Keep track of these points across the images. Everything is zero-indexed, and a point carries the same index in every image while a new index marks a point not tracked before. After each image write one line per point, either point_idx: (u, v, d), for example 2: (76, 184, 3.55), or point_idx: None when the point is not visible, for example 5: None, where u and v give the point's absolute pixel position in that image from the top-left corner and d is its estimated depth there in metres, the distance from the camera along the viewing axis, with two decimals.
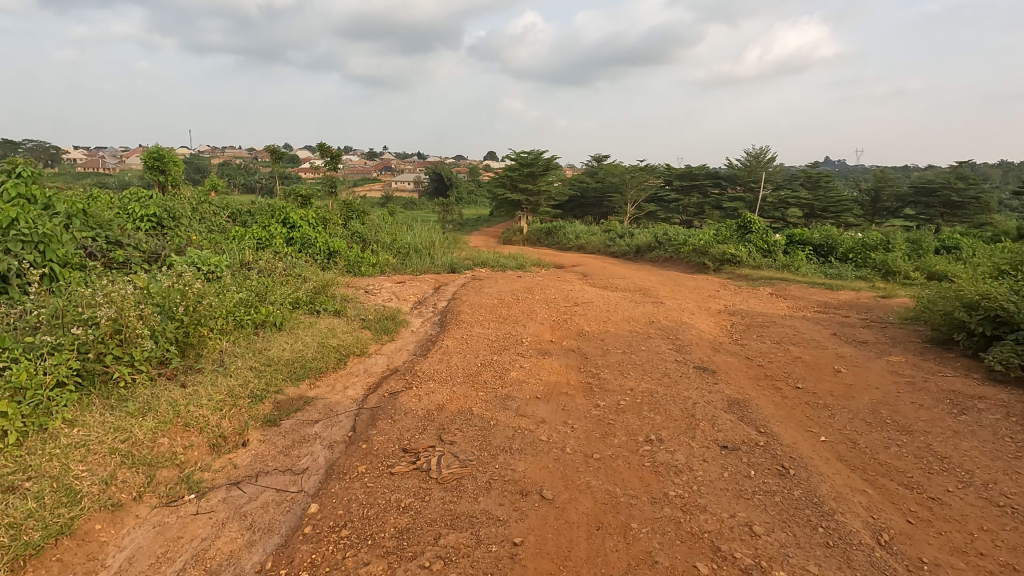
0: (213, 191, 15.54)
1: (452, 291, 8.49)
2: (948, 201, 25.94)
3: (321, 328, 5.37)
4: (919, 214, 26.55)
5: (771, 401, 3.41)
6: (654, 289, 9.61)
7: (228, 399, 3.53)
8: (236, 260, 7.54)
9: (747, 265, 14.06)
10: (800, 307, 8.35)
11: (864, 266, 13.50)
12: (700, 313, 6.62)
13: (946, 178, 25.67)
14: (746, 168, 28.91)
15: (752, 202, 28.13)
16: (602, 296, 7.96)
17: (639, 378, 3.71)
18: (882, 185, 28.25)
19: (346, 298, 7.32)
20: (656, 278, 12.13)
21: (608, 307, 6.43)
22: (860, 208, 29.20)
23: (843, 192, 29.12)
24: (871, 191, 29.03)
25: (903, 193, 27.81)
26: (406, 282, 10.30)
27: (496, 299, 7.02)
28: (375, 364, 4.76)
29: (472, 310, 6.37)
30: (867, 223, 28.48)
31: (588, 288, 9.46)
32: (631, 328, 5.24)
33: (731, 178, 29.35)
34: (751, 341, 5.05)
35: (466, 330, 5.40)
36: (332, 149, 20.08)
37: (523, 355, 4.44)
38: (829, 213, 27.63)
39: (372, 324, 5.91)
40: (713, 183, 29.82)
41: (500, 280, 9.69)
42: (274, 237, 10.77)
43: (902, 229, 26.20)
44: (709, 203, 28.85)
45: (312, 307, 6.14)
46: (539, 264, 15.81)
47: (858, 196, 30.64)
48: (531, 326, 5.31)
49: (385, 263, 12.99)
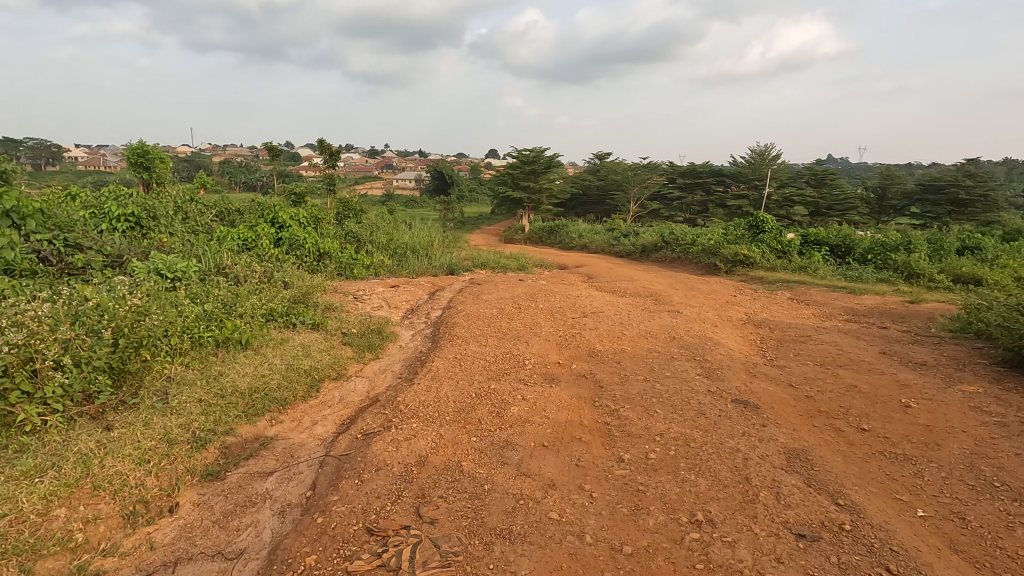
0: (202, 188, 14.87)
1: (448, 297, 7.80)
2: (955, 200, 25.25)
3: (295, 346, 4.68)
4: (927, 212, 25.88)
5: (837, 452, 2.72)
6: (666, 295, 8.91)
7: (161, 445, 2.85)
8: (211, 264, 6.85)
9: (759, 267, 13.38)
10: (828, 315, 7.64)
11: (884, 268, 12.80)
12: (723, 325, 5.93)
13: (955, 175, 24.97)
14: (752, 165, 28.20)
15: (757, 200, 27.43)
16: (613, 303, 7.26)
17: (668, 417, 3.02)
18: (890, 183, 27.56)
19: (330, 307, 6.63)
20: (666, 281, 11.43)
21: (622, 319, 5.74)
22: (867, 206, 28.51)
23: (850, 189, 28.40)
24: (877, 189, 28.37)
25: (911, 191, 27.12)
26: (399, 286, 9.63)
27: (496, 309, 6.33)
28: (353, 392, 4.08)
29: (468, 322, 5.68)
30: (875, 222, 27.79)
31: (596, 293, 8.77)
32: (649, 346, 4.55)
33: (736, 175, 28.68)
34: (790, 362, 4.35)
35: (460, 348, 4.72)
36: (329, 146, 19.42)
37: (525, 382, 3.76)
38: (834, 211, 27.00)
39: (354, 339, 5.22)
40: (718, 181, 29.15)
41: (501, 285, 9.00)
42: (260, 237, 10.08)
43: (911, 228, 25.51)
44: (715, 201, 28.13)
45: (288, 319, 5.45)
46: (542, 265, 15.11)
47: (865, 193, 29.94)
48: (535, 343, 4.62)
49: (380, 265, 12.31)
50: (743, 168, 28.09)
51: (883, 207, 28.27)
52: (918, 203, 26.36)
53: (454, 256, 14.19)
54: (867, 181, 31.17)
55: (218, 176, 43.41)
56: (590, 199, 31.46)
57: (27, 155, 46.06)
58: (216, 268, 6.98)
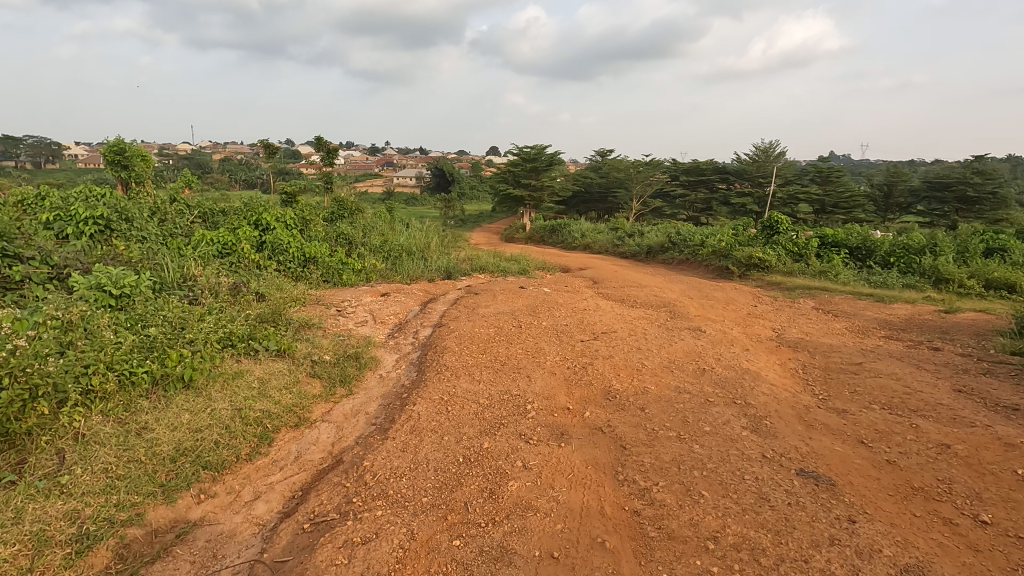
0: (186, 188, 14.05)
1: (441, 311, 7.00)
2: (963, 197, 24.28)
3: (250, 382, 3.90)
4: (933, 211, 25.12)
5: (965, 568, 1.94)
6: (681, 306, 8.10)
7: (23, 553, 2.08)
8: (173, 275, 6.05)
9: (775, 271, 12.60)
10: (864, 331, 6.84)
11: (908, 272, 12.02)
12: (755, 348, 5.13)
13: (964, 172, 24.20)
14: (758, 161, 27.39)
15: (762, 200, 26.53)
16: (625, 319, 6.46)
17: (719, 506, 2.25)
18: (897, 180, 26.70)
19: (307, 327, 5.84)
20: (679, 287, 10.66)
21: (640, 341, 4.96)
22: (873, 205, 27.72)
23: (858, 187, 27.59)
24: (885, 186, 27.56)
25: (917, 188, 26.24)
26: (390, 295, 8.85)
27: (493, 329, 5.53)
28: (313, 446, 3.30)
29: (460, 345, 4.89)
30: (881, 220, 27.01)
31: (603, 304, 8.01)
32: (677, 384, 3.77)
33: (738, 173, 27.80)
34: (850, 406, 3.56)
35: (450, 382, 3.94)
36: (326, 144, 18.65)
37: (527, 439, 2.99)
38: (841, 209, 26.22)
39: (325, 369, 4.43)
40: (722, 179, 28.38)
41: (499, 294, 8.21)
42: (241, 241, 9.31)
43: (919, 227, 24.72)
44: (719, 198, 27.45)
45: (251, 342, 4.66)
46: (545, 267, 14.33)
47: (871, 190, 29.09)
48: (538, 380, 3.84)
49: (372, 270, 11.53)
50: (748, 166, 27.31)
51: (889, 205, 27.46)
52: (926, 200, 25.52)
53: (452, 259, 13.41)
54: (873, 178, 30.34)
55: (216, 173, 42.68)
56: (592, 197, 30.66)
57: (25, 153, 45.53)
58: (180, 280, 6.18)
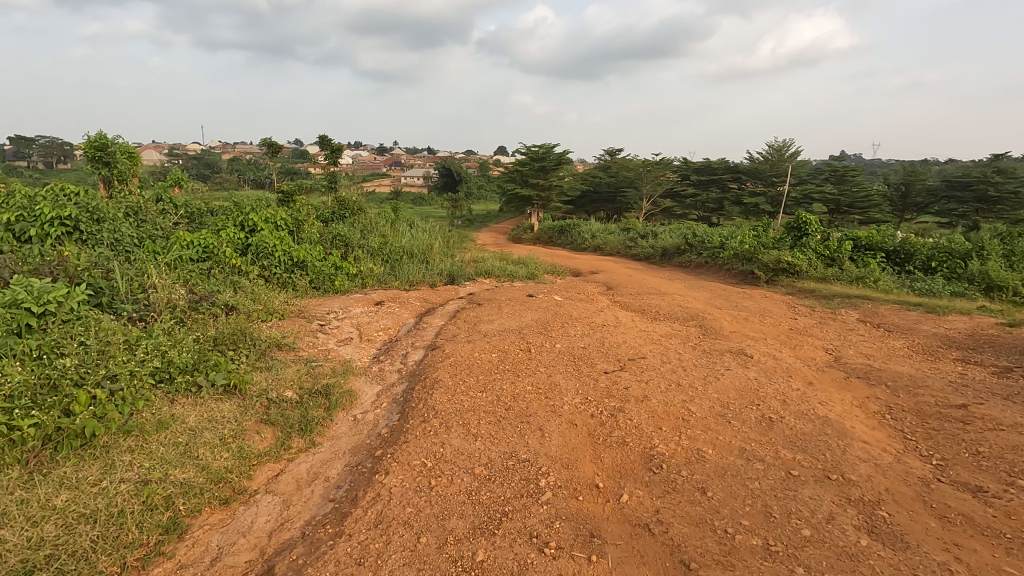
0: (176, 186, 13.21)
1: (437, 326, 6.05)
2: (983, 196, 23.09)
3: (175, 436, 2.96)
4: (951, 211, 23.95)
5: None
6: (712, 320, 7.11)
7: None
8: (122, 286, 5.13)
9: (807, 277, 11.56)
10: (930, 353, 5.82)
11: (954, 278, 10.93)
12: (820, 381, 4.14)
13: (985, 171, 23.00)
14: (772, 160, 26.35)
15: (776, 199, 25.52)
16: (652, 338, 5.51)
17: None
18: (914, 180, 25.58)
19: (275, 351, 4.91)
20: (702, 296, 9.70)
21: (680, 374, 3.98)
22: (889, 205, 26.53)
23: (876, 186, 26.43)
24: (901, 186, 26.40)
25: (935, 188, 25.07)
26: (383, 306, 7.94)
27: (496, 354, 4.58)
28: (241, 539, 2.37)
29: (455, 378, 3.94)
30: (897, 222, 25.87)
31: (624, 317, 7.08)
32: (741, 444, 2.79)
33: (751, 172, 26.79)
34: (984, 482, 2.59)
35: (439, 437, 2.98)
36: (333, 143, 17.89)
37: (539, 547, 2.04)
38: (857, 209, 25.12)
39: (282, 411, 3.50)
40: (733, 178, 27.38)
41: (505, 305, 7.25)
42: (223, 245, 8.45)
43: (938, 228, 23.56)
44: (732, 198, 26.41)
45: (194, 375, 3.73)
46: (555, 271, 13.38)
47: (887, 189, 27.92)
48: (554, 438, 2.89)
49: (369, 274, 10.62)
50: (763, 165, 26.28)
51: (907, 205, 26.31)
52: (946, 200, 24.37)
53: (455, 262, 12.49)
54: (891, 177, 29.15)
55: (223, 172, 42.21)
56: (602, 197, 29.65)
57: (36, 152, 45.60)
58: (135, 291, 5.28)
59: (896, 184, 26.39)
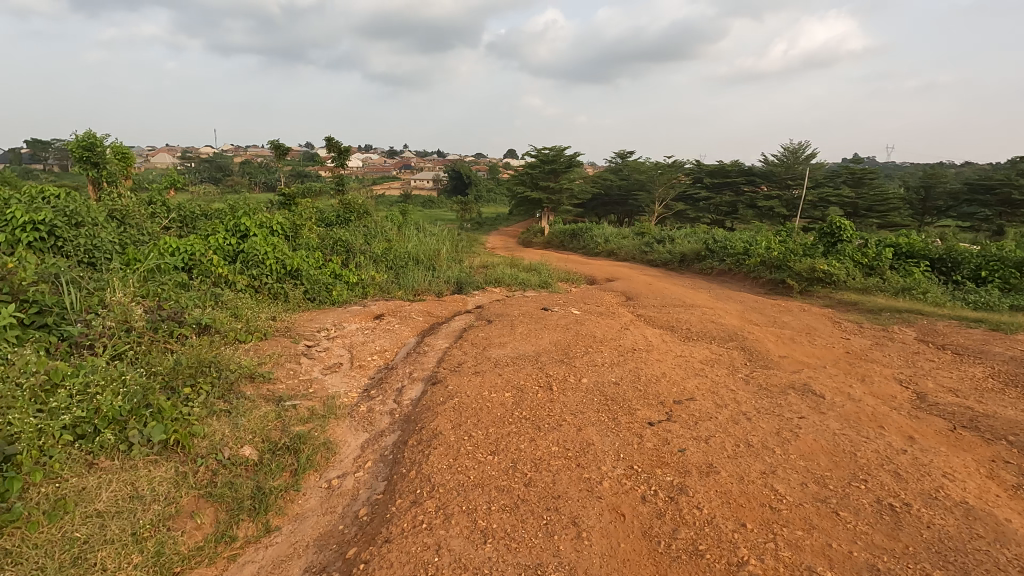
0: (171, 188, 12.51)
1: (440, 349, 5.23)
2: (1007, 200, 21.84)
3: (73, 529, 2.17)
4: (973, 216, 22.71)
5: None
6: (755, 341, 6.21)
7: None
8: (73, 302, 4.35)
9: (845, 287, 10.61)
10: (1021, 386, 4.89)
11: (1009, 290, 9.91)
12: (923, 436, 3.25)
13: (1009, 174, 21.77)
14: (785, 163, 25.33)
15: (792, 202, 24.44)
16: (694, 369, 4.64)
17: None
18: (934, 183, 24.42)
19: (245, 385, 4.11)
20: (733, 310, 8.81)
21: (745, 427, 3.12)
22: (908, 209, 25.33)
23: (896, 190, 25.30)
24: (921, 189, 25.21)
25: (957, 191, 23.86)
26: (381, 321, 7.13)
27: (511, 392, 3.74)
28: None
29: (460, 431, 3.10)
30: (917, 226, 24.70)
31: (655, 337, 6.21)
32: (866, 558, 1.94)
33: (766, 174, 25.70)
34: None
35: (436, 533, 2.16)
36: (341, 145, 17.16)
37: None
38: (876, 212, 24.10)
39: (232, 478, 2.71)
40: (747, 181, 26.34)
41: (518, 322, 6.40)
42: (209, 253, 7.70)
43: (962, 233, 22.35)
44: (745, 201, 25.31)
45: (129, 425, 2.93)
46: (568, 278, 12.51)
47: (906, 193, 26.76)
48: (596, 543, 2.05)
49: (370, 282, 9.84)
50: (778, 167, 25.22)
51: (927, 208, 25.21)
52: (968, 203, 23.25)
53: (464, 268, 11.67)
54: (910, 180, 28.00)
55: (234, 176, 41.85)
56: (614, 200, 28.74)
57: (53, 156, 45.86)
58: (91, 308, 4.52)
59: (917, 186, 25.30)
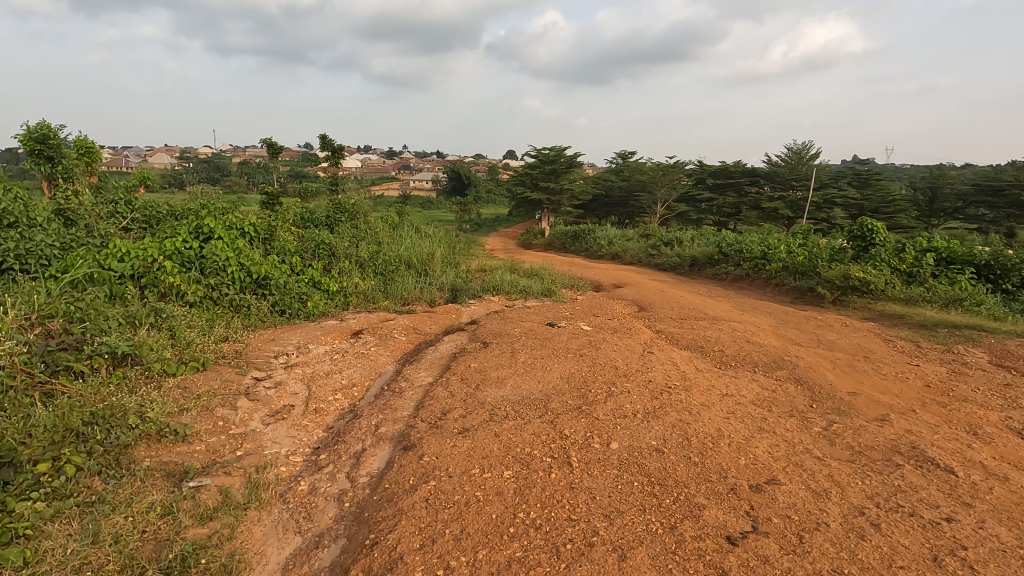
0: (143, 186, 11.40)
1: (422, 387, 4.06)
2: (1017, 202, 20.74)
3: None
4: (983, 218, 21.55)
5: None
6: (810, 370, 5.05)
7: None
8: None
9: (884, 297, 9.47)
10: None
11: None
12: None
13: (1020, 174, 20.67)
14: (788, 164, 24.32)
15: (795, 203, 23.16)
16: (756, 420, 3.47)
17: None
18: (940, 184, 23.34)
19: (142, 451, 2.95)
20: (766, 324, 7.66)
21: (881, 549, 1.98)
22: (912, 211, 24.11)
23: (904, 191, 24.19)
24: (927, 190, 24.08)
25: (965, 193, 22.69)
26: (357, 341, 5.97)
27: (512, 470, 2.58)
28: None
29: (432, 557, 1.95)
30: (923, 229, 23.58)
31: (687, 365, 5.03)
32: None
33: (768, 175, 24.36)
34: None
35: None
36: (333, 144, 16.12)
37: None
38: (884, 214, 23.00)
39: None
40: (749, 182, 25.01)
41: (520, 345, 5.23)
42: (160, 259, 6.54)
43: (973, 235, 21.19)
44: (749, 202, 23.77)
45: None
46: (573, 285, 11.33)
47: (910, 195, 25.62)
48: None
49: (354, 290, 8.70)
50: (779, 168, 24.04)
51: (934, 210, 24.00)
52: (976, 205, 22.17)
53: (459, 273, 10.54)
54: (916, 181, 26.80)
55: (230, 176, 40.71)
56: (617, 201, 27.61)
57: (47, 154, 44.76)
58: None
59: (924, 187, 24.22)
